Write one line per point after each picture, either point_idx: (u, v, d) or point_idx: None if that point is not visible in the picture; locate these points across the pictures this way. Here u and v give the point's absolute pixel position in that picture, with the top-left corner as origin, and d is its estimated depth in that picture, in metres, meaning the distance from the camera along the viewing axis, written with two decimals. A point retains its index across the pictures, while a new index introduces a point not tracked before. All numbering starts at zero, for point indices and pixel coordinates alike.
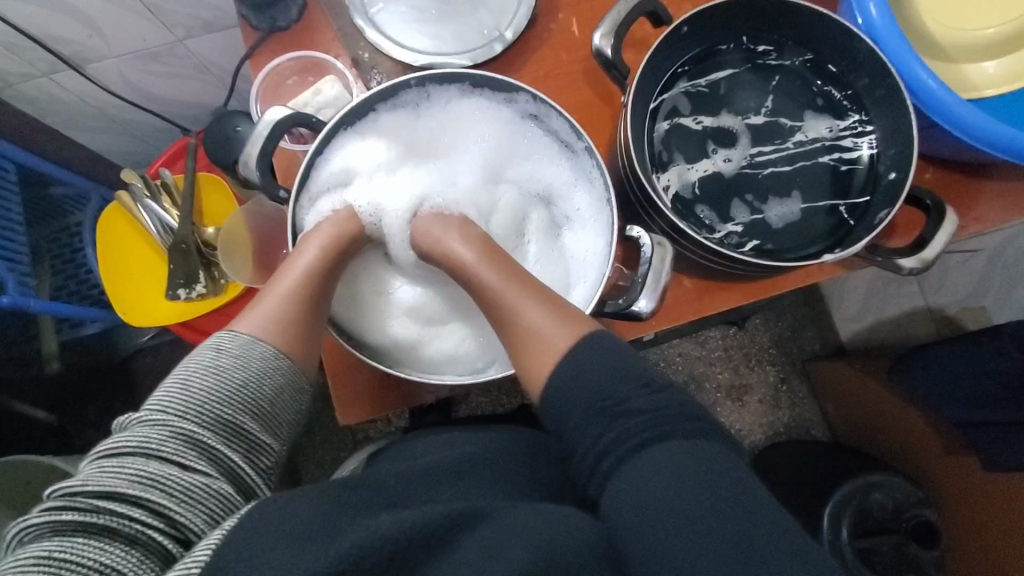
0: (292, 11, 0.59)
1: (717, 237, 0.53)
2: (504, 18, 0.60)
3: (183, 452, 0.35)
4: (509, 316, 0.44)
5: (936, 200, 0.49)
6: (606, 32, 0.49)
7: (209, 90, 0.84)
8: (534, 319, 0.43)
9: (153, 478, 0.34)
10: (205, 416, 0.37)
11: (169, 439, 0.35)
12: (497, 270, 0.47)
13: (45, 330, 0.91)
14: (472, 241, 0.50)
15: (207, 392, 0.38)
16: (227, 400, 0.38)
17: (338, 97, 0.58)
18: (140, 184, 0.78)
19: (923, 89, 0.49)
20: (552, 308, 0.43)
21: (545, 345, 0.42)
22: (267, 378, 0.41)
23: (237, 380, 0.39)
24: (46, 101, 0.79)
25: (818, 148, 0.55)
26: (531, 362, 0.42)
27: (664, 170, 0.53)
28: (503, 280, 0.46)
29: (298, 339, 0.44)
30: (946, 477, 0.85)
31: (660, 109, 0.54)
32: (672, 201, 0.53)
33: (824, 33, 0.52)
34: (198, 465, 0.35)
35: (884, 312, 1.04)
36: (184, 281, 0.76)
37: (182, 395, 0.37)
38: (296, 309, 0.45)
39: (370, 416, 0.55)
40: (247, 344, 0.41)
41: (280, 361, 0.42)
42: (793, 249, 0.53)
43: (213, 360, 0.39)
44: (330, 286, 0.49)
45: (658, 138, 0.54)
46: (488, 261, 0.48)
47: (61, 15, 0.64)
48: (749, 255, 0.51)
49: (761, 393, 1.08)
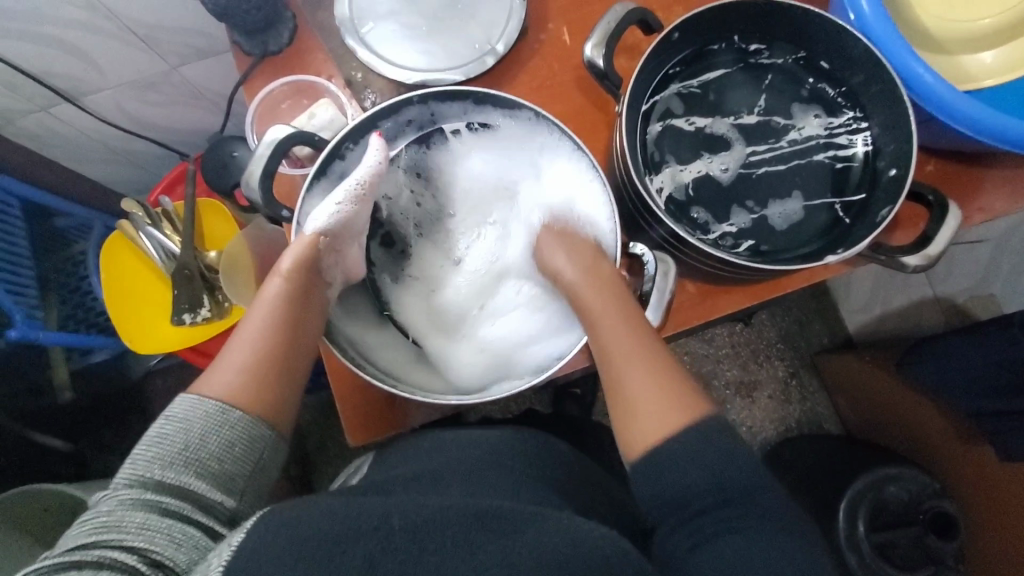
0: (283, 35, 0.60)
1: (712, 238, 0.53)
2: (494, 32, 0.60)
3: (140, 509, 0.37)
4: (620, 378, 0.44)
5: (938, 195, 0.48)
6: (597, 43, 0.49)
7: (206, 115, 0.85)
8: (648, 386, 0.43)
9: (113, 522, 0.36)
10: (156, 474, 0.39)
11: (126, 503, 0.37)
12: (622, 331, 0.45)
13: (56, 360, 0.92)
14: (587, 268, 0.49)
15: (159, 444, 0.40)
16: (175, 456, 0.39)
17: (333, 118, 0.58)
18: (140, 212, 0.78)
19: (918, 83, 0.49)
20: (664, 388, 0.43)
21: (654, 417, 0.42)
22: (220, 429, 0.41)
23: (186, 434, 0.40)
24: (46, 135, 0.80)
25: (814, 146, 0.55)
26: (641, 426, 0.42)
27: (657, 172, 0.53)
28: (624, 344, 0.45)
29: (267, 388, 0.44)
30: (963, 468, 0.84)
31: (652, 111, 0.54)
32: (666, 203, 0.53)
33: (815, 32, 0.51)
34: (156, 519, 0.37)
35: (892, 303, 1.03)
36: (188, 306, 0.77)
37: (134, 463, 0.39)
38: (257, 355, 0.45)
39: (378, 436, 0.55)
40: (190, 402, 0.42)
41: (230, 416, 0.42)
42: (788, 250, 0.53)
43: (160, 421, 0.41)
44: (301, 322, 0.48)
45: (651, 140, 0.53)
46: (608, 300, 0.47)
47: (55, 51, 0.65)
48: (745, 257, 0.51)
49: (770, 388, 1.07)
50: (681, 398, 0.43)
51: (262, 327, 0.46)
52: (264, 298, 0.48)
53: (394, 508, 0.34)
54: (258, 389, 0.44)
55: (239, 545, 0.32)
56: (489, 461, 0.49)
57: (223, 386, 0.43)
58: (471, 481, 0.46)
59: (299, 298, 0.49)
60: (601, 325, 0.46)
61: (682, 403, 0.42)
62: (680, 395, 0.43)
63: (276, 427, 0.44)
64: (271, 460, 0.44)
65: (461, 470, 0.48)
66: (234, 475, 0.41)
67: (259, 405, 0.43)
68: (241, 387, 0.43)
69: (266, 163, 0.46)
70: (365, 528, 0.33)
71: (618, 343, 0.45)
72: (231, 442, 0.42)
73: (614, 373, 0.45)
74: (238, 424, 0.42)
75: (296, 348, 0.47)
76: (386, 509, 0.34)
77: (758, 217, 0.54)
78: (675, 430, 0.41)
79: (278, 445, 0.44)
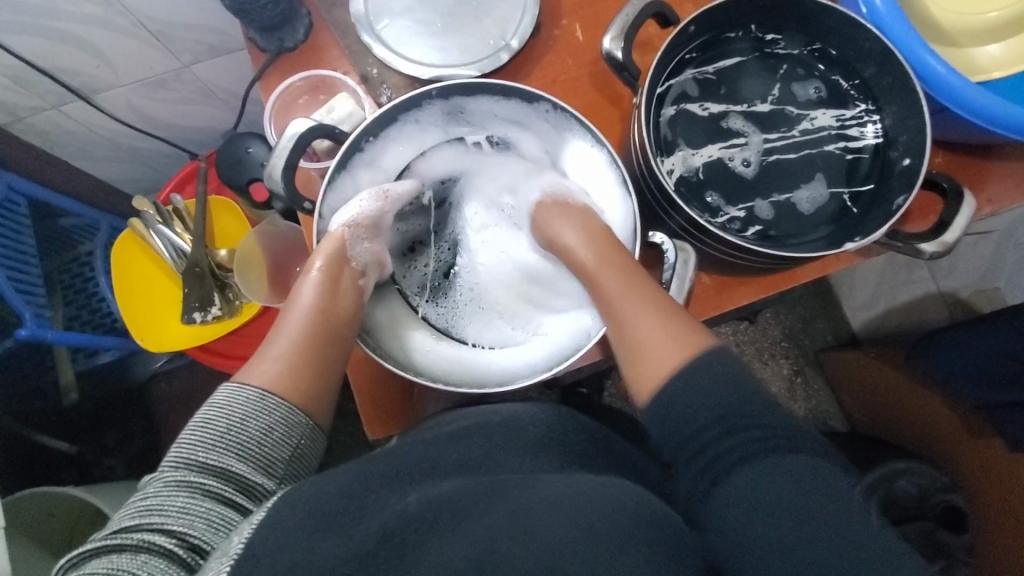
0: (298, 31, 0.60)
1: (721, 221, 0.53)
2: (508, 27, 0.60)
3: (184, 491, 0.37)
4: (622, 322, 0.45)
5: (953, 183, 0.49)
6: (615, 35, 0.49)
7: (216, 113, 0.85)
8: (654, 324, 0.43)
9: (157, 504, 0.37)
10: (200, 456, 0.39)
11: (171, 485, 0.38)
12: (620, 278, 0.46)
13: (61, 360, 0.90)
14: (592, 234, 0.51)
15: (199, 429, 0.40)
16: (217, 440, 0.40)
17: (352, 111, 0.58)
18: (151, 211, 0.78)
19: (931, 74, 0.50)
20: (665, 320, 0.43)
21: (659, 357, 0.41)
22: (259, 414, 0.42)
23: (227, 419, 0.41)
24: (55, 134, 0.80)
25: (826, 136, 0.55)
26: (643, 369, 0.42)
27: (669, 154, 0.53)
28: (623, 290, 0.45)
29: (297, 383, 0.45)
30: (971, 460, 0.84)
31: (668, 94, 0.54)
32: (677, 185, 0.53)
33: (828, 24, 0.52)
34: (197, 502, 0.37)
35: (896, 299, 1.04)
36: (199, 305, 0.77)
37: (180, 446, 0.40)
38: (294, 351, 0.46)
39: (395, 429, 0.55)
40: (232, 390, 0.43)
41: (267, 401, 0.42)
42: (794, 236, 0.53)
43: (205, 408, 0.41)
44: (332, 321, 0.49)
45: (664, 123, 0.54)
46: (618, 271, 0.47)
47: (69, 47, 0.65)
48: (755, 242, 0.51)
49: (775, 386, 1.07)
50: (686, 330, 0.42)
51: (297, 328, 0.48)
52: (298, 302, 0.50)
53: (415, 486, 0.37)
54: (299, 378, 0.45)
55: (259, 520, 0.33)
56: (509, 431, 0.49)
57: (266, 376, 0.44)
58: (496, 451, 0.46)
59: (330, 297, 0.50)
60: (605, 280, 0.47)
61: (688, 336, 0.42)
62: (685, 328, 0.42)
63: (313, 416, 0.45)
64: (309, 447, 0.44)
65: (483, 438, 0.48)
66: (274, 459, 0.41)
67: (299, 392, 0.44)
68: (279, 377, 0.44)
69: (288, 156, 0.46)
70: None
71: (619, 294, 0.45)
72: (269, 428, 0.42)
73: (628, 339, 0.44)
74: (276, 409, 0.42)
75: (329, 349, 0.48)
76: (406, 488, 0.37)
77: (771, 204, 0.54)
78: (678, 362, 0.40)
79: (315, 432, 0.45)
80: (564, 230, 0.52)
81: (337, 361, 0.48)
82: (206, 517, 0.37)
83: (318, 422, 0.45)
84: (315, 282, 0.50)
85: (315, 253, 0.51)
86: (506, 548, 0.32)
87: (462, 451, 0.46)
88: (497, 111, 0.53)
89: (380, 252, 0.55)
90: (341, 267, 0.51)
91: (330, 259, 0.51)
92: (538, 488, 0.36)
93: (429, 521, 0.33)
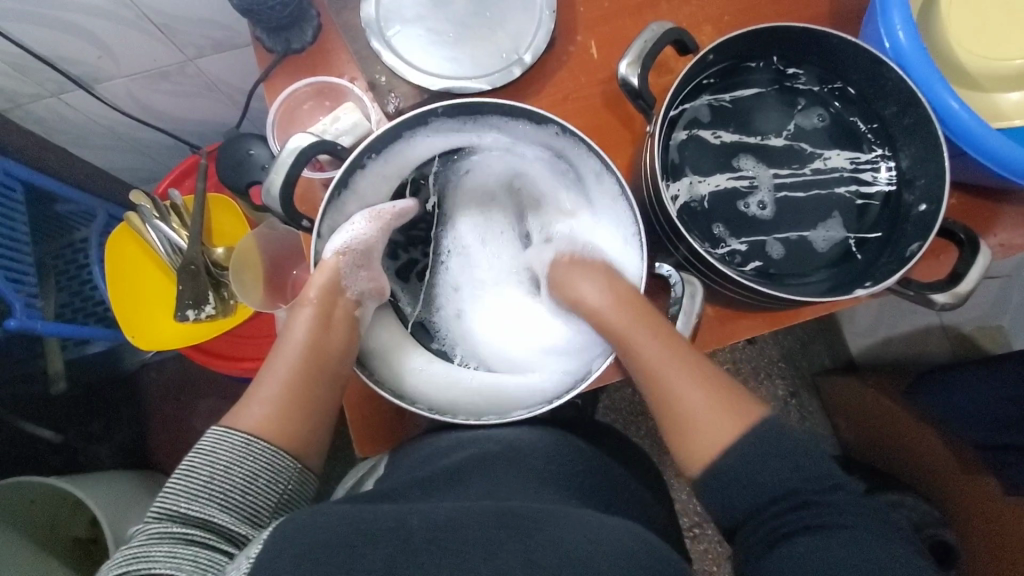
0: (306, 34, 0.58)
1: (720, 253, 0.52)
2: (522, 42, 0.59)
3: (166, 540, 0.36)
4: (667, 396, 0.46)
5: (969, 234, 0.48)
6: (632, 61, 0.48)
7: (219, 108, 0.83)
8: (706, 404, 0.45)
9: (141, 555, 0.36)
10: (183, 506, 0.38)
11: (153, 536, 0.37)
12: (653, 341, 0.47)
13: (51, 350, 0.88)
14: (618, 296, 0.49)
15: (184, 479, 0.40)
16: (201, 488, 0.39)
17: (358, 122, 0.56)
18: (148, 205, 0.76)
19: (952, 118, 0.48)
20: (716, 396, 0.45)
21: (706, 429, 0.44)
22: (244, 459, 0.41)
23: (211, 466, 0.40)
24: (54, 121, 0.78)
25: (838, 177, 0.54)
26: (692, 444, 0.44)
27: (675, 178, 0.52)
28: (663, 356, 0.46)
29: (284, 427, 0.44)
30: (966, 497, 0.83)
31: (680, 117, 0.53)
32: (680, 212, 0.52)
33: (850, 61, 0.51)
34: (182, 548, 0.36)
35: (897, 328, 1.03)
36: (192, 302, 0.75)
37: (163, 497, 0.39)
38: (283, 391, 0.46)
39: (384, 450, 0.54)
40: (217, 434, 0.42)
41: (253, 445, 0.42)
42: (794, 275, 0.53)
43: (189, 456, 0.41)
44: (329, 355, 0.49)
45: (673, 146, 0.53)
46: (651, 331, 0.47)
47: (72, 37, 0.64)
48: (755, 280, 0.50)
49: (770, 407, 1.05)
50: (736, 405, 0.45)
51: (291, 366, 0.47)
52: (290, 339, 0.49)
53: (413, 510, 0.35)
54: (285, 421, 0.44)
55: (258, 551, 0.31)
56: (503, 460, 0.48)
57: (253, 419, 0.44)
58: (492, 482, 0.45)
59: (324, 332, 0.50)
60: (641, 346, 0.47)
61: (739, 411, 0.44)
62: (736, 402, 0.45)
63: (301, 460, 0.44)
64: (296, 492, 0.44)
65: (481, 468, 0.46)
66: (259, 506, 0.41)
67: (286, 434, 0.44)
68: (267, 420, 0.44)
69: (288, 171, 0.45)
70: (387, 527, 0.32)
71: (663, 367, 0.46)
72: (255, 473, 0.41)
73: (670, 406, 0.46)
74: (262, 453, 0.42)
75: (320, 384, 0.48)
76: (403, 512, 0.34)
77: (767, 242, 0.53)
78: (730, 439, 0.43)
79: (304, 475, 0.44)
80: (584, 283, 0.51)
81: (329, 400, 0.48)
82: (193, 560, 0.36)
83: (307, 465, 0.45)
84: (309, 316, 0.50)
85: (310, 285, 0.51)
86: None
87: (457, 484, 0.45)
88: (505, 135, 0.52)
89: (377, 279, 0.54)
90: (334, 298, 0.51)
91: (324, 291, 0.51)
92: (539, 512, 0.34)
93: (428, 551, 0.32)
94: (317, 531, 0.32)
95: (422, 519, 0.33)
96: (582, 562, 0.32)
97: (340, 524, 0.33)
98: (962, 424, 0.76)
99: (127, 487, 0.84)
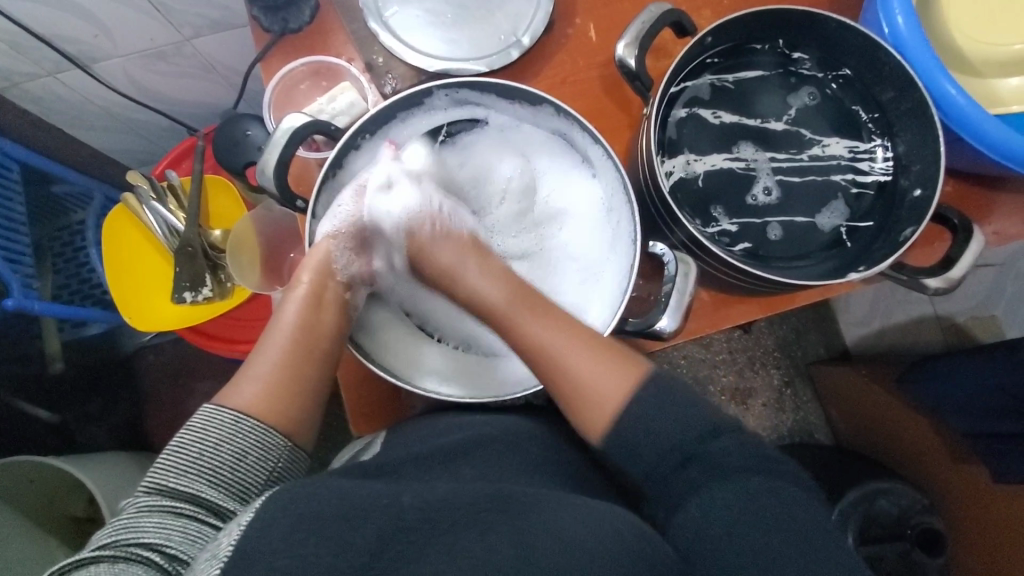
0: (303, 13, 0.58)
1: (711, 233, 0.52)
2: (520, 24, 0.58)
3: (156, 513, 0.37)
4: (551, 363, 0.45)
5: (963, 220, 0.48)
6: (630, 43, 0.48)
7: (217, 89, 0.83)
8: (594, 372, 0.44)
9: (130, 526, 0.36)
10: (172, 482, 0.39)
11: (143, 509, 0.37)
12: (544, 328, 0.46)
13: (47, 329, 0.90)
14: (508, 289, 0.48)
15: (173, 457, 0.40)
16: (190, 464, 0.40)
17: (354, 102, 0.56)
18: (145, 185, 0.77)
19: (951, 104, 0.48)
20: (601, 357, 0.45)
21: (601, 396, 0.44)
22: (233, 437, 0.42)
23: (201, 443, 0.41)
24: (51, 101, 0.78)
25: (834, 165, 0.54)
26: (591, 414, 0.44)
27: (670, 156, 0.52)
28: (548, 340, 0.45)
29: (276, 405, 0.44)
30: (957, 485, 0.84)
31: (680, 95, 0.53)
32: (674, 188, 0.52)
33: (850, 45, 0.51)
34: (172, 520, 0.37)
35: (892, 318, 1.03)
36: (189, 284, 0.76)
37: (154, 472, 0.40)
38: (273, 370, 0.46)
39: (381, 427, 0.55)
40: (209, 412, 0.43)
41: (241, 423, 0.42)
42: (784, 258, 0.53)
43: (182, 431, 0.41)
44: (321, 334, 0.49)
45: (671, 123, 0.53)
46: (525, 309, 0.47)
47: (68, 15, 0.63)
48: (743, 259, 0.50)
49: (765, 396, 1.05)
50: (624, 360, 0.45)
51: (283, 347, 0.48)
52: (281, 319, 0.50)
53: (406, 486, 0.34)
54: (276, 399, 0.45)
55: (248, 521, 0.31)
56: (494, 438, 0.48)
57: (244, 398, 0.44)
58: (482, 459, 0.45)
59: (315, 316, 0.50)
60: (532, 333, 0.46)
61: (625, 367, 0.44)
62: (622, 357, 0.45)
63: (293, 437, 0.45)
64: (286, 470, 0.44)
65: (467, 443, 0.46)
66: (250, 484, 0.41)
67: (276, 412, 0.44)
68: (257, 399, 0.44)
69: (284, 148, 0.45)
70: (379, 503, 0.33)
71: (542, 346, 0.45)
72: (245, 450, 0.42)
73: (560, 383, 0.45)
74: (251, 431, 0.42)
75: (312, 364, 0.48)
76: (397, 490, 0.34)
77: (760, 223, 0.53)
78: (621, 400, 0.43)
79: (296, 453, 0.45)
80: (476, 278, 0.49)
81: (322, 379, 0.48)
82: (183, 532, 0.37)
83: (299, 443, 0.45)
84: (301, 300, 0.51)
85: (303, 266, 0.52)
86: (493, 560, 0.30)
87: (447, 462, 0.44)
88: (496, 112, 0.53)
89: (368, 262, 0.55)
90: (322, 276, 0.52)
91: (317, 273, 0.52)
92: (517, 490, 0.34)
93: (406, 527, 0.32)
94: (307, 503, 0.32)
95: (414, 498, 0.33)
96: (558, 528, 0.32)
97: (331, 497, 0.33)
98: (953, 413, 0.77)
99: (122, 467, 0.84)
